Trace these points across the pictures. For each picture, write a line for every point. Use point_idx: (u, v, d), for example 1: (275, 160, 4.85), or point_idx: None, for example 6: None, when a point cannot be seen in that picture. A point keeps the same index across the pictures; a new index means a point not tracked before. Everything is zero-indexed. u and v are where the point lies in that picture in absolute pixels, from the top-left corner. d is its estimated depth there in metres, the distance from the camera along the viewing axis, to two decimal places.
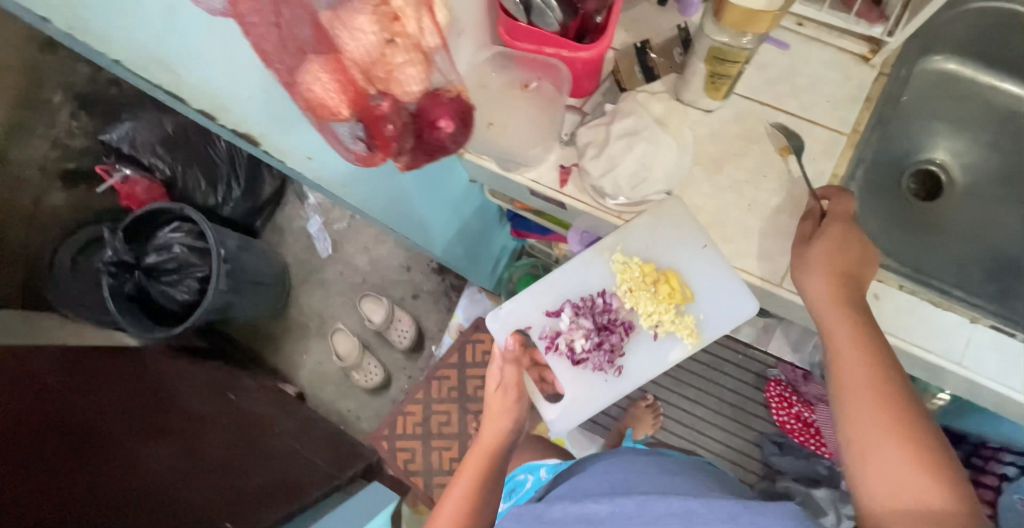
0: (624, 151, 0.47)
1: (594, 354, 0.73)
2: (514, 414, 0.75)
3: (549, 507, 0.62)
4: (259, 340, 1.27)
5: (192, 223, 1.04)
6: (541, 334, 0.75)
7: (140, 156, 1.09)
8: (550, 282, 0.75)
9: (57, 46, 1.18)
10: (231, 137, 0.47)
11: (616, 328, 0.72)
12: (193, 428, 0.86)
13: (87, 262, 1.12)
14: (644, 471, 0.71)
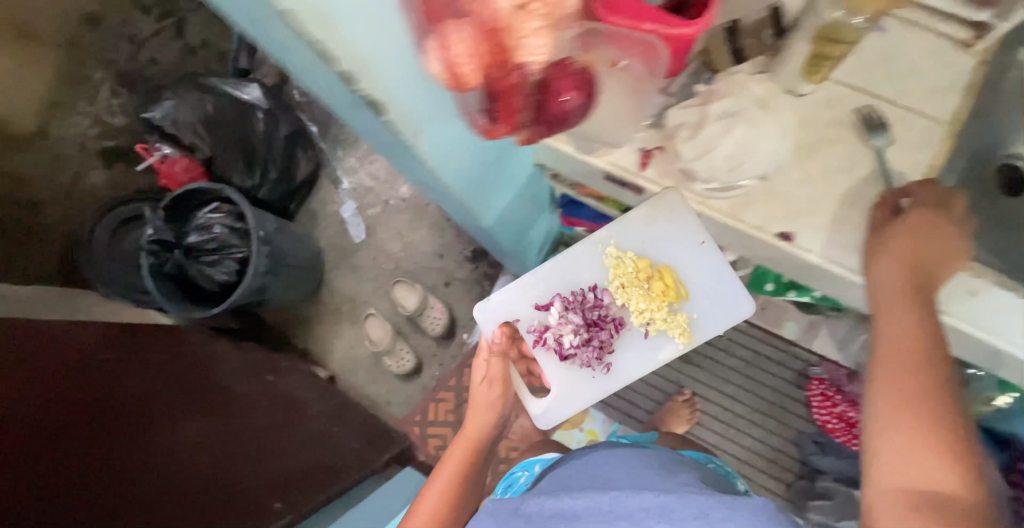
0: (722, 134, 0.47)
1: (582, 349, 0.82)
2: (498, 408, 0.83)
3: (524, 501, 0.62)
4: (291, 323, 1.26)
5: (233, 204, 1.04)
6: (529, 328, 0.85)
7: (180, 136, 1.09)
8: (542, 276, 0.84)
9: (98, 22, 1.18)
10: (351, 102, 0.40)
11: (605, 324, 0.81)
12: (230, 407, 0.87)
13: (122, 241, 1.12)
14: (616, 472, 0.74)
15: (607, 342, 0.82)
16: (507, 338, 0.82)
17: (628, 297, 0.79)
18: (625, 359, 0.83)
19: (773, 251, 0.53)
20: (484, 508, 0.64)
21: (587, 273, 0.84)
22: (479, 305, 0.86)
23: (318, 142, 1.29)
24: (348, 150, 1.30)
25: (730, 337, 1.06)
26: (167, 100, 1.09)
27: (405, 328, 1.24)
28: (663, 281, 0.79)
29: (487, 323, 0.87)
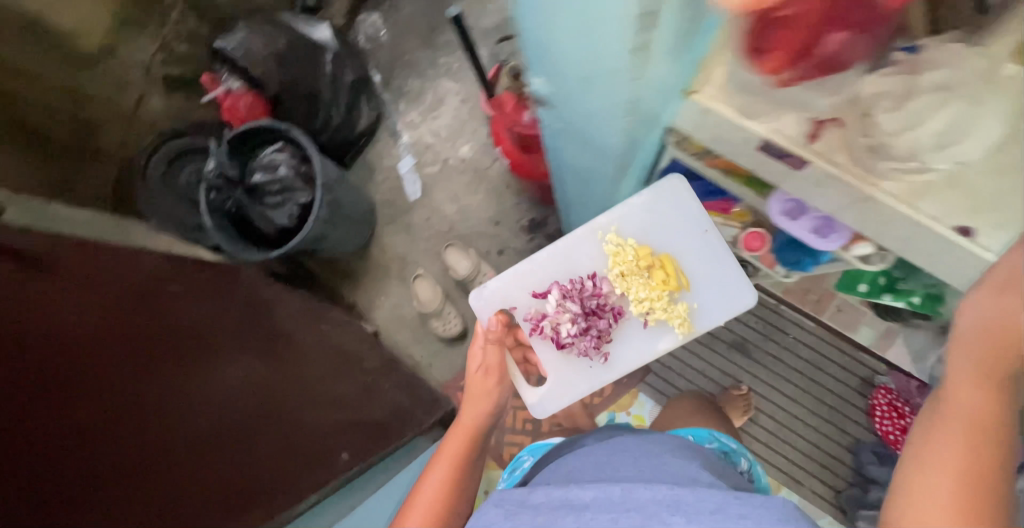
0: (934, 109, 0.40)
1: (580, 338, 0.86)
2: (494, 397, 0.82)
3: (531, 493, 0.63)
4: (337, 274, 1.24)
5: (298, 147, 1.01)
6: (526, 316, 0.89)
7: (250, 70, 1.04)
8: (541, 264, 0.90)
9: None
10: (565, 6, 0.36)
11: (603, 312, 0.85)
12: (281, 351, 0.83)
13: (175, 176, 1.15)
14: (621, 459, 0.75)
15: (604, 331, 0.86)
16: (502, 326, 0.86)
17: (629, 285, 0.82)
18: (621, 347, 0.88)
19: (942, 245, 0.47)
20: (489, 500, 0.65)
21: (588, 262, 0.88)
22: (477, 292, 0.92)
23: (380, 92, 1.25)
24: (410, 104, 1.25)
25: (796, 336, 1.03)
26: (239, 30, 1.05)
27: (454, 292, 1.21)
28: (664, 270, 0.82)
29: (485, 309, 0.92)
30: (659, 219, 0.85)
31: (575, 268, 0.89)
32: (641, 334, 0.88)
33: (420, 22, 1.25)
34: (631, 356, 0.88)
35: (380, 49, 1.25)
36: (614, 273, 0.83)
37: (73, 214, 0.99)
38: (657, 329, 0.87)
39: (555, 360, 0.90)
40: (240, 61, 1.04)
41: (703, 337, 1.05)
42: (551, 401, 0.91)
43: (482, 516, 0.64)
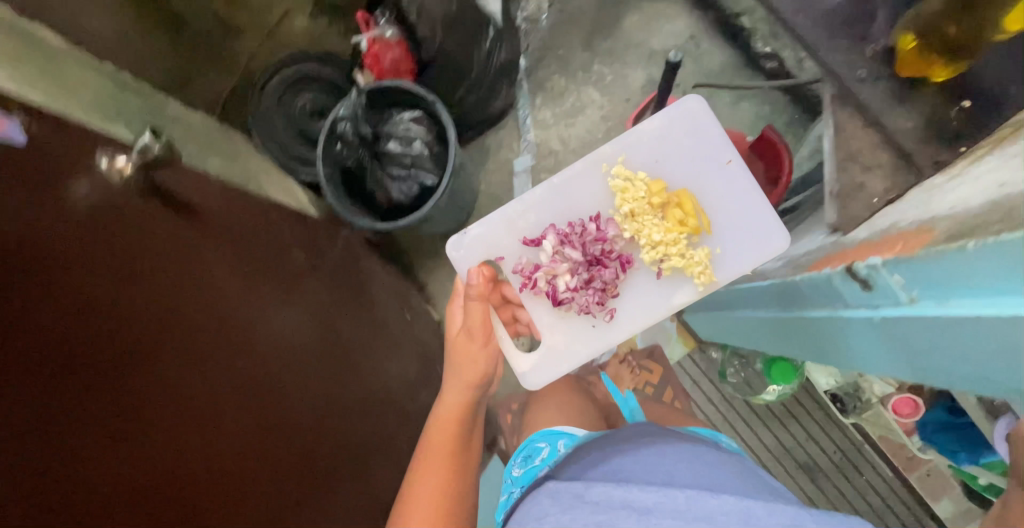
0: None
1: (582, 291, 0.80)
2: (481, 363, 0.77)
3: (589, 488, 0.55)
4: (420, 249, 1.19)
5: (435, 122, 0.98)
6: (516, 268, 0.83)
7: (418, 27, 0.99)
8: (533, 207, 0.83)
9: None
10: None
11: (609, 263, 0.79)
12: (350, 345, 0.79)
13: (290, 102, 1.09)
14: (675, 457, 0.63)
15: (610, 281, 0.79)
16: (486, 282, 0.75)
17: (641, 227, 0.77)
18: (627, 301, 0.82)
19: None
20: (546, 491, 0.58)
21: (591, 201, 0.83)
22: (456, 241, 0.85)
23: (521, 80, 1.16)
24: (547, 101, 1.17)
25: (868, 479, 0.97)
26: None
27: None
28: (680, 209, 0.77)
29: (465, 261, 0.86)
30: (670, 151, 0.82)
31: (573, 208, 0.83)
32: (654, 287, 0.81)
33: (588, 19, 1.15)
34: (638, 312, 0.82)
35: (536, 33, 1.15)
36: (623, 212, 0.77)
37: (189, 115, 0.96)
38: (672, 280, 0.81)
39: (546, 314, 0.83)
40: (408, 16, 0.98)
41: (773, 447, 1.01)
42: (546, 365, 0.85)
43: (534, 506, 0.57)
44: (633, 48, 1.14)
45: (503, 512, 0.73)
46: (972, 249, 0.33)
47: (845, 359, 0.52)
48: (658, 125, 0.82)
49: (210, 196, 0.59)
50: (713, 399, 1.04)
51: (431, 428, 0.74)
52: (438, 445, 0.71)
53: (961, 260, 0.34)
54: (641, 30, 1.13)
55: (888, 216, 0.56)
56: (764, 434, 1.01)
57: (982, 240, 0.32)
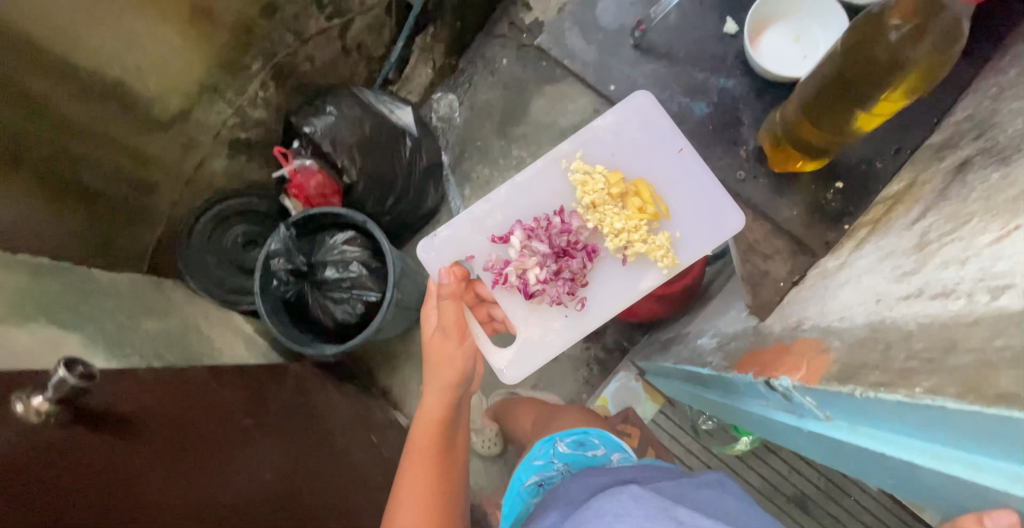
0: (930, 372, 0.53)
1: (552, 283, 0.81)
2: (458, 360, 0.76)
3: (677, 506, 0.49)
4: (377, 356, 1.18)
5: (368, 239, 1.00)
6: (486, 265, 0.84)
7: (335, 156, 1.01)
8: (499, 205, 0.85)
9: (275, 11, 0.91)
10: (931, 431, 0.34)
11: (577, 253, 0.80)
12: (320, 494, 0.76)
13: (221, 238, 1.10)
14: (744, 509, 0.56)
15: (579, 271, 0.81)
16: (458, 280, 0.78)
17: (603, 217, 0.79)
18: (598, 289, 0.84)
19: None
20: (625, 491, 0.51)
21: (553, 197, 0.85)
22: (426, 243, 0.86)
23: (447, 175, 1.21)
24: (475, 191, 1.22)
25: (857, 498, 0.98)
26: (327, 111, 1.01)
27: (494, 397, 1.18)
28: (638, 197, 0.80)
29: (437, 262, 0.86)
30: (626, 144, 0.85)
31: (537, 205, 0.85)
32: (620, 272, 0.83)
33: (498, 110, 1.22)
34: (609, 301, 0.84)
35: (452, 129, 1.24)
36: (584, 204, 0.80)
37: (115, 282, 0.92)
38: (638, 266, 0.83)
39: (519, 310, 0.84)
40: (326, 147, 1.00)
41: (762, 486, 1.01)
42: (523, 361, 0.84)
43: (613, 503, 0.50)
44: (544, 128, 1.20)
45: (536, 471, 0.81)
46: (858, 396, 0.39)
47: (781, 435, 0.58)
48: (612, 121, 0.85)
49: (146, 395, 0.57)
50: (693, 450, 1.05)
51: (415, 431, 0.76)
52: (421, 451, 0.74)
53: (855, 401, 0.40)
54: (549, 111, 1.19)
55: (799, 312, 0.59)
56: (749, 474, 1.02)
57: (865, 391, 0.38)
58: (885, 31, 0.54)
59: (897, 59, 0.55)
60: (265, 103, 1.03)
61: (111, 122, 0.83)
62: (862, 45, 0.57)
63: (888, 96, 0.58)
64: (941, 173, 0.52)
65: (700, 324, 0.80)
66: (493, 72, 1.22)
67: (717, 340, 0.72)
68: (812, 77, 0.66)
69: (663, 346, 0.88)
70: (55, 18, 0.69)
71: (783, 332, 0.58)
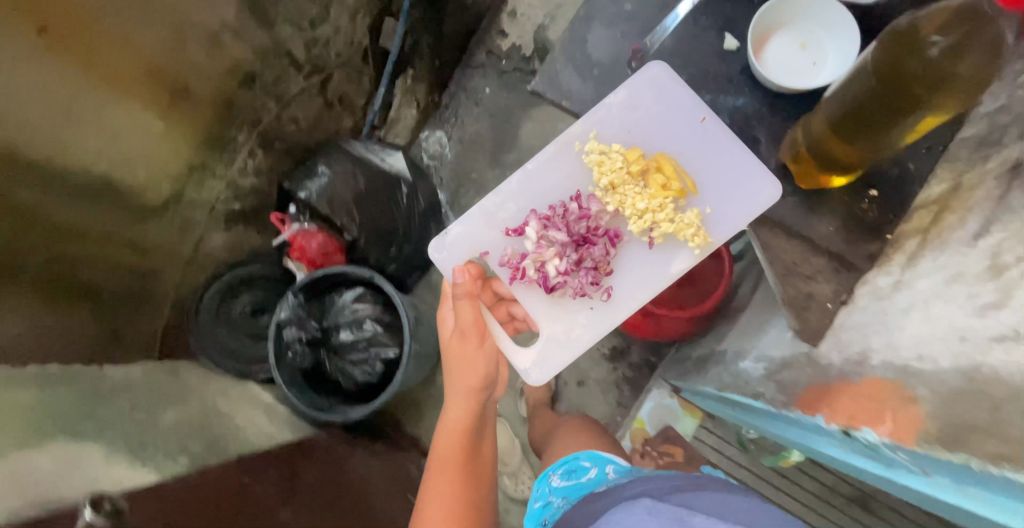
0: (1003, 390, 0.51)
1: (574, 274, 0.77)
2: (479, 365, 0.77)
3: (693, 515, 0.47)
4: (402, 406, 1.16)
5: (377, 292, 0.97)
6: (502, 261, 0.79)
7: (334, 217, 0.99)
8: (512, 196, 0.80)
9: (254, 79, 0.90)
10: None
11: (598, 240, 0.75)
12: None
13: (230, 309, 1.06)
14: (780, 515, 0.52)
15: (601, 259, 0.76)
16: (472, 280, 0.75)
17: (624, 198, 0.73)
18: (624, 278, 0.78)
19: None
20: (640, 503, 0.50)
21: (568, 181, 0.79)
22: (438, 242, 0.82)
23: (446, 213, 1.20)
24: None
25: None
26: (319, 173, 0.99)
27: (527, 431, 1.15)
28: (661, 173, 0.73)
29: (451, 261, 0.82)
30: (645, 116, 0.76)
31: (551, 193, 0.79)
32: (647, 257, 0.78)
33: (488, 141, 1.20)
34: (636, 290, 0.78)
35: (445, 165, 1.22)
36: (603, 185, 0.74)
37: (129, 375, 0.90)
38: (666, 247, 0.77)
39: (542, 306, 0.80)
40: (323, 211, 0.98)
41: (819, 491, 0.96)
42: (550, 358, 0.80)
43: (629, 516, 0.49)
44: (538, 153, 1.18)
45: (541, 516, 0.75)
46: (976, 467, 0.37)
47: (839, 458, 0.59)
48: (626, 95, 0.74)
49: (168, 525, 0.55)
50: (740, 460, 1.00)
51: (439, 437, 0.79)
52: (449, 457, 0.76)
53: (968, 468, 0.39)
54: (540, 135, 1.17)
55: (857, 341, 0.55)
56: (804, 479, 0.97)
57: (984, 464, 0.37)
58: (922, 46, 0.46)
59: (935, 80, 0.45)
60: (256, 171, 1.01)
61: (103, 219, 0.82)
62: (887, 66, 0.48)
63: (928, 119, 0.48)
64: (988, 176, 0.49)
65: (738, 342, 0.77)
66: (477, 102, 1.20)
67: (765, 365, 0.69)
68: (820, 103, 0.56)
69: (695, 369, 0.87)
70: (35, 130, 0.67)
71: (846, 371, 0.55)
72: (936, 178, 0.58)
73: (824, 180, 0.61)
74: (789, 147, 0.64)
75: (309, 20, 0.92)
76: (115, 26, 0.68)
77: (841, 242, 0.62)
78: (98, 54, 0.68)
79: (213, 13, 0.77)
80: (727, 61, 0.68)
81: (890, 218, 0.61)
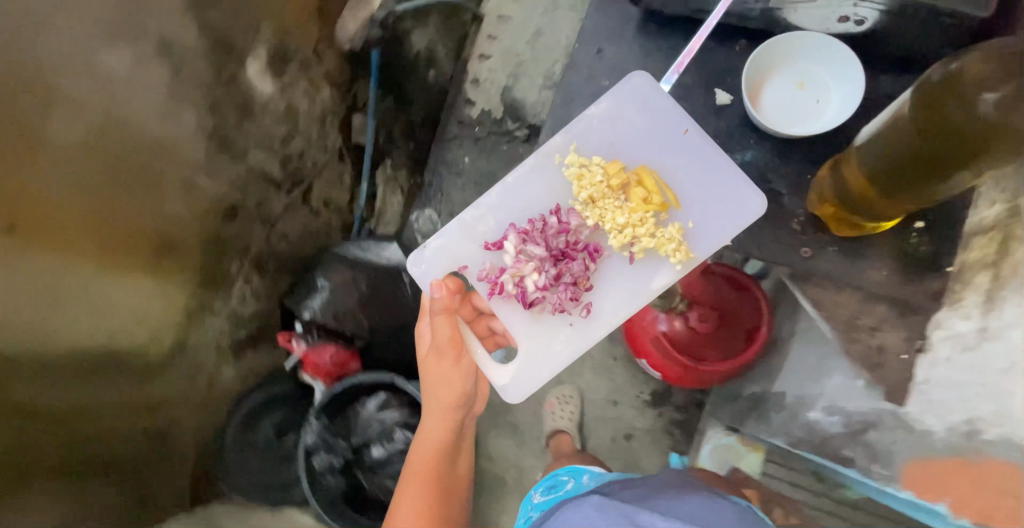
0: None
1: (553, 289, 0.72)
2: (455, 381, 0.76)
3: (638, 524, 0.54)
4: None
5: (402, 394, 0.94)
6: (480, 276, 0.75)
7: (343, 327, 0.97)
8: (491, 210, 0.76)
9: (234, 212, 0.88)
10: None
11: (576, 255, 0.71)
12: None
13: (253, 437, 1.00)
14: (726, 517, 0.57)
15: (581, 275, 0.71)
16: (451, 295, 0.71)
17: (602, 212, 0.69)
18: (604, 293, 0.74)
19: None
20: (590, 503, 0.60)
21: (548, 194, 0.75)
22: (416, 256, 0.78)
23: None
24: None
25: None
26: (320, 286, 0.97)
27: None
28: (642, 186, 0.69)
29: (429, 276, 0.78)
30: (627, 130, 0.73)
31: (530, 207, 0.75)
32: (627, 273, 0.74)
33: None
34: (616, 303, 0.74)
35: None
36: (582, 199, 0.70)
37: None
38: (648, 263, 0.73)
39: (521, 322, 0.75)
40: (331, 323, 0.96)
41: None
42: (525, 376, 0.76)
43: (577, 512, 0.60)
44: None
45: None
46: None
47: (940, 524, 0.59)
48: (611, 104, 0.73)
49: None
50: None
51: (415, 449, 0.82)
52: (421, 471, 0.81)
53: None
54: None
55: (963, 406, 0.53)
56: None
57: None
58: (970, 95, 0.43)
59: (984, 131, 0.42)
60: (255, 295, 0.98)
61: (109, 388, 0.79)
62: (920, 114, 0.47)
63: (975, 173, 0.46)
64: None
65: (798, 386, 0.74)
66: (459, 173, 1.16)
67: (841, 419, 0.67)
68: (856, 145, 0.54)
69: (754, 415, 0.83)
70: (24, 325, 0.65)
71: (952, 443, 0.54)
72: (984, 198, 0.59)
73: (867, 223, 0.60)
74: (818, 192, 0.63)
75: (279, 140, 0.90)
76: (85, 200, 0.67)
77: (900, 287, 0.64)
78: (74, 234, 0.67)
79: (182, 162, 0.76)
80: (724, 116, 0.70)
81: (944, 247, 0.62)
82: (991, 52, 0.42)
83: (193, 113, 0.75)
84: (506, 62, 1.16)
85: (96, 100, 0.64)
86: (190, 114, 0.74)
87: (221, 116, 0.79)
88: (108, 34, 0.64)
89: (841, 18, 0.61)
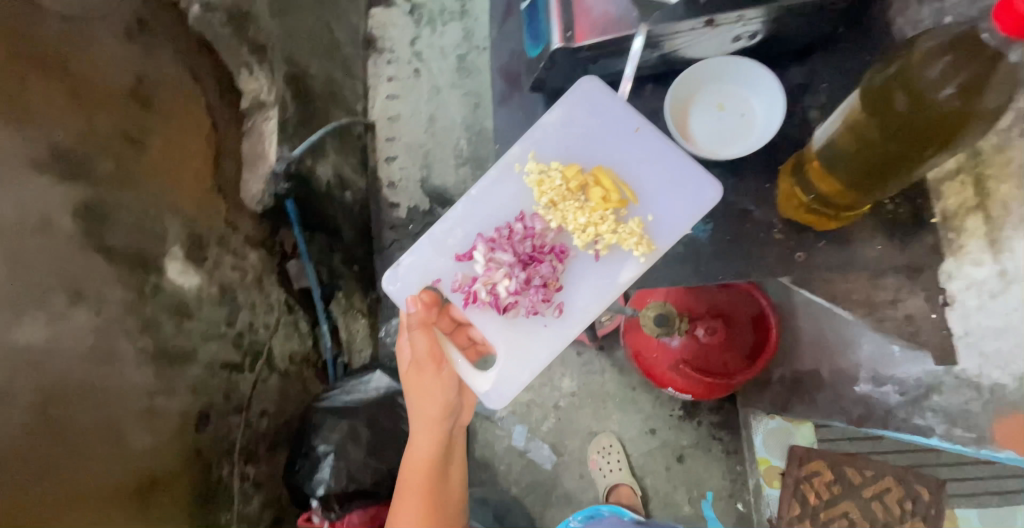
0: None
1: (525, 293, 0.70)
2: (437, 391, 0.77)
3: None
4: None
5: None
6: (454, 287, 0.73)
7: (362, 482, 0.91)
8: (459, 220, 0.74)
9: (207, 413, 0.80)
10: None
11: (543, 258, 0.69)
12: None
13: None
14: None
15: (550, 276, 0.70)
16: (427, 307, 0.71)
17: (565, 214, 0.67)
18: (577, 291, 0.72)
19: None
20: None
21: (511, 204, 0.72)
22: (389, 274, 0.75)
23: None
24: None
25: None
26: (325, 454, 0.89)
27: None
28: (601, 186, 0.67)
29: (405, 292, 0.76)
30: (582, 133, 0.71)
31: (497, 218, 0.73)
32: (594, 272, 0.71)
33: None
34: (589, 301, 0.71)
35: None
36: (544, 205, 0.68)
37: None
38: (614, 258, 0.70)
39: (498, 329, 0.73)
40: (352, 486, 0.90)
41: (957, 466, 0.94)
42: (504, 380, 0.74)
43: None
44: None
45: None
46: None
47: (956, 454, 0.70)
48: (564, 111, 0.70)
49: None
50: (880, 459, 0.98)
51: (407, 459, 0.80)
52: (417, 485, 0.78)
53: None
54: None
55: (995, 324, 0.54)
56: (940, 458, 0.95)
57: None
58: (927, 91, 0.46)
59: (946, 126, 0.46)
60: (256, 485, 0.90)
61: None
62: (878, 119, 0.50)
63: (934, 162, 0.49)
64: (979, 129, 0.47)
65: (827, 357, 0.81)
66: None
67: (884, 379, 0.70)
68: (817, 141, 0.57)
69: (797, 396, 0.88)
70: None
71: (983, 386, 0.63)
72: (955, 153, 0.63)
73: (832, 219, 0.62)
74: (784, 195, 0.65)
75: (225, 324, 0.84)
76: (50, 487, 0.60)
77: (901, 250, 0.66)
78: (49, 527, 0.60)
79: (133, 396, 0.69)
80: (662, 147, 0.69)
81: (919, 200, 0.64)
82: (943, 47, 0.44)
83: (129, 342, 0.69)
84: (414, 156, 1.18)
85: (21, 380, 0.58)
86: (127, 344, 0.69)
87: (158, 332, 0.73)
88: (11, 311, 0.58)
89: (734, 38, 0.62)
